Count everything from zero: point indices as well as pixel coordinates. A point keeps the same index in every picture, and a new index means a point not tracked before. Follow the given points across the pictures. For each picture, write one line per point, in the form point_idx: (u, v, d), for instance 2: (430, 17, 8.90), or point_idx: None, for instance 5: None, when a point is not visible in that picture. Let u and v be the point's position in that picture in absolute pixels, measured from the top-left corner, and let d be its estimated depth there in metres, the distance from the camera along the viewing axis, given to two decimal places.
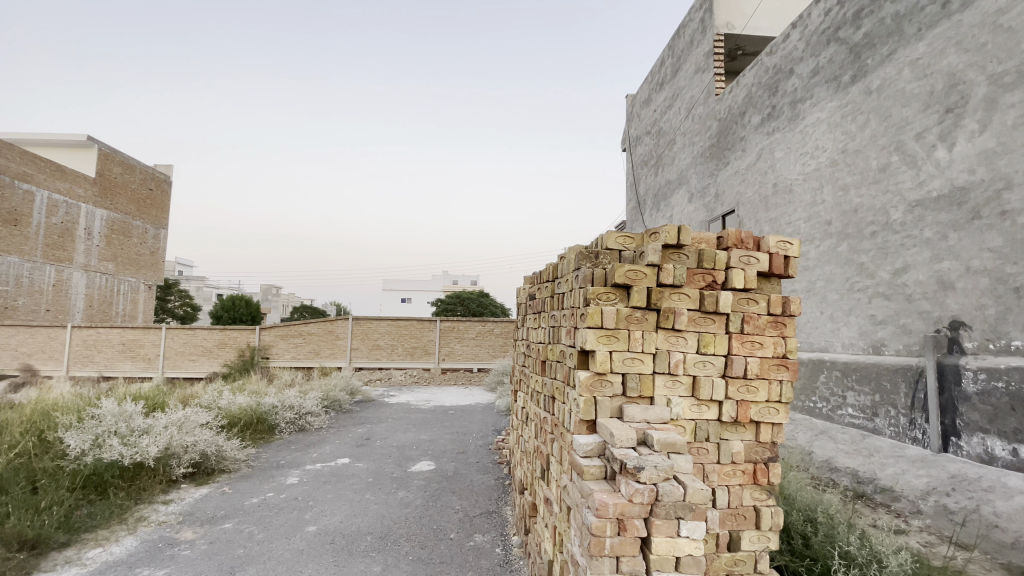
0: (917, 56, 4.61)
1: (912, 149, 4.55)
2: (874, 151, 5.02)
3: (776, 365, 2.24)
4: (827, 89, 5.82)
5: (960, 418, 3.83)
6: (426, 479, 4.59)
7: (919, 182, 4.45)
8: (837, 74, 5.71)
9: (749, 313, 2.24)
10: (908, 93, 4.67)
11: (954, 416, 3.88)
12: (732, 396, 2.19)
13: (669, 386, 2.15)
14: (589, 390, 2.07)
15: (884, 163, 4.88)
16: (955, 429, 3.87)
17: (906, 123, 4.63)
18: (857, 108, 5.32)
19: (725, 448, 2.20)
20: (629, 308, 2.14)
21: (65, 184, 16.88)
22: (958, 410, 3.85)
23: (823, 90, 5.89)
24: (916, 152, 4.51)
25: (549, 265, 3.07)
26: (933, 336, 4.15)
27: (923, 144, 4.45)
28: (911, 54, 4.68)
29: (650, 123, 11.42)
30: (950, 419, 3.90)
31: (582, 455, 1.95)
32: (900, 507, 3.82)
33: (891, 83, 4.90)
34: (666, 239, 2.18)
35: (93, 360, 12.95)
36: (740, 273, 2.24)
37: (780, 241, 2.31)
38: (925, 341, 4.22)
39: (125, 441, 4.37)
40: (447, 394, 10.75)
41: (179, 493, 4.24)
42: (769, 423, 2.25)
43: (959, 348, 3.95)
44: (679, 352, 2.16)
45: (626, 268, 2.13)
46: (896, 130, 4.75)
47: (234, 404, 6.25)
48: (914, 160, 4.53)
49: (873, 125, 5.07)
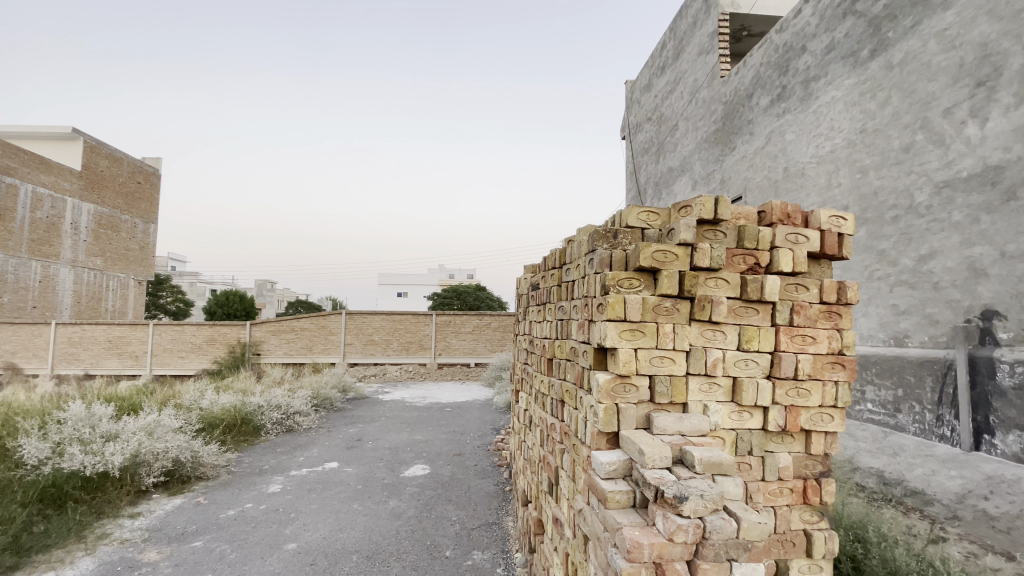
0: (944, 26, 4.23)
1: (939, 126, 4.18)
2: (895, 129, 4.64)
3: (831, 364, 1.88)
4: (843, 66, 5.43)
5: (994, 414, 3.44)
6: (421, 486, 4.23)
7: (947, 161, 4.07)
8: (854, 49, 5.32)
9: (799, 302, 1.87)
10: (934, 67, 4.29)
11: (987, 412, 3.49)
12: (780, 401, 1.83)
13: (704, 390, 1.79)
14: (610, 396, 1.70)
15: (907, 143, 4.50)
16: (989, 426, 3.47)
17: (932, 99, 4.25)
18: (877, 85, 4.94)
19: (770, 462, 1.85)
20: (657, 296, 1.77)
21: (49, 178, 16.34)
22: (992, 405, 3.46)
23: (839, 67, 5.50)
24: (943, 130, 4.13)
25: (554, 251, 2.70)
26: (963, 326, 3.79)
27: (951, 121, 4.08)
28: (937, 24, 4.30)
29: (650, 110, 11.04)
30: (984, 415, 3.51)
31: (604, 477, 1.58)
32: (933, 512, 3.61)
33: (915, 56, 4.52)
34: (701, 213, 1.82)
35: (78, 358, 12.50)
36: (788, 253, 1.88)
37: (832, 216, 1.95)
38: (954, 331, 3.90)
39: (88, 448, 3.99)
40: (444, 390, 10.40)
41: (148, 505, 3.87)
42: (822, 432, 1.90)
43: (993, 339, 3.57)
44: (717, 350, 1.80)
45: (652, 248, 1.75)
46: (921, 107, 4.37)
47: (216, 404, 5.87)
48: (941, 138, 4.15)
49: (895, 102, 4.69)
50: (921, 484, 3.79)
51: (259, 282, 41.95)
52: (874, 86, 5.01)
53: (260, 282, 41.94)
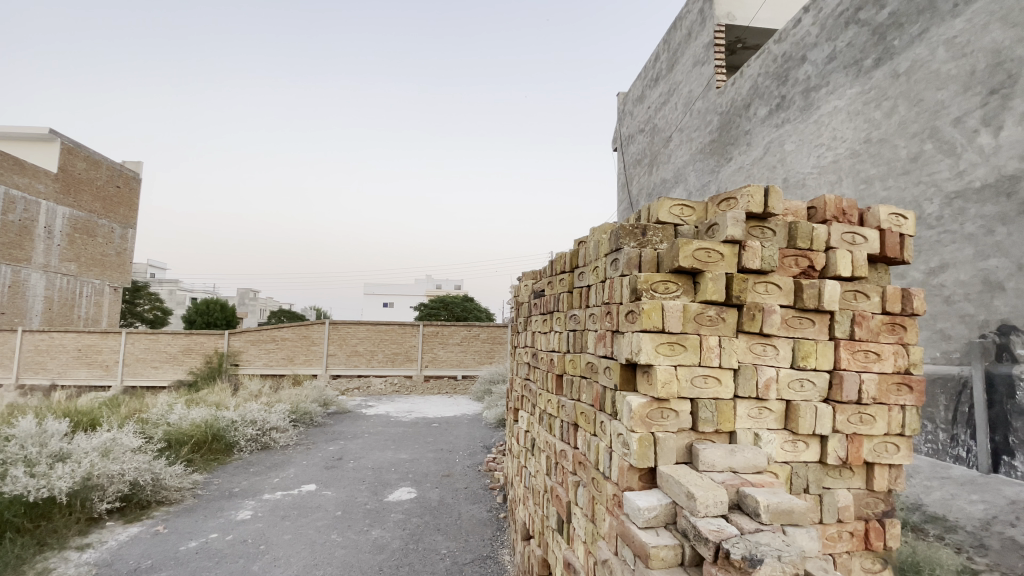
0: (954, 34, 3.82)
1: (949, 135, 3.72)
2: (901, 138, 4.16)
3: (897, 386, 1.61)
4: (846, 76, 4.98)
5: (1015, 434, 2.95)
6: (406, 513, 3.85)
7: (959, 172, 3.59)
8: (857, 58, 4.88)
9: (860, 312, 1.60)
10: (942, 76, 3.86)
11: (1007, 432, 3.00)
12: (841, 429, 1.55)
13: (753, 416, 1.50)
14: (646, 423, 1.40)
15: (915, 153, 4.01)
16: (1009, 447, 2.98)
17: (941, 108, 3.81)
18: (882, 94, 4.48)
19: (828, 500, 1.57)
20: (699, 302, 1.48)
21: (24, 179, 15.70)
22: (1012, 425, 2.96)
23: (841, 76, 5.04)
24: (953, 139, 3.67)
25: (563, 254, 2.41)
26: (977, 342, 3.29)
27: (962, 130, 3.62)
28: (946, 32, 3.88)
29: (644, 121, 10.84)
30: (1003, 436, 3.02)
31: (642, 526, 1.28)
32: (956, 539, 2.95)
33: (922, 65, 4.09)
34: (748, 206, 1.54)
35: (45, 367, 11.86)
36: (846, 256, 1.61)
37: (891, 213, 1.71)
38: (968, 348, 3.37)
39: (34, 470, 3.56)
40: (430, 404, 9.96)
41: (100, 535, 3.43)
42: (886, 465, 1.63)
43: (1010, 355, 3.08)
44: (769, 368, 1.51)
45: (694, 246, 1.47)
46: (929, 116, 3.92)
47: (186, 420, 5.43)
48: (952, 147, 3.69)
49: (901, 111, 4.22)
50: (941, 509, 3.16)
51: (242, 290, 40.87)
52: (877, 94, 4.57)
53: (242, 290, 40.84)
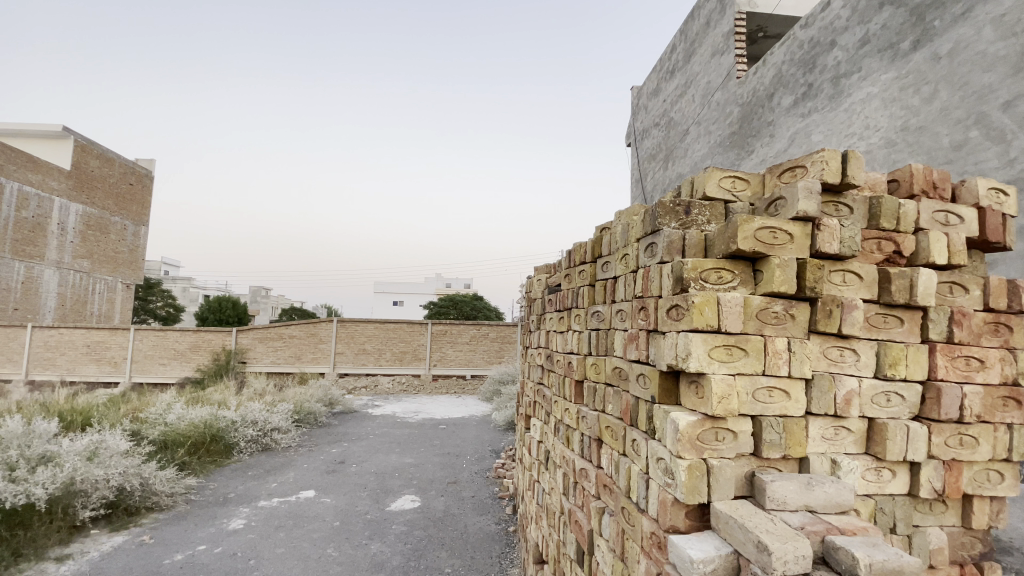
0: (1003, 10, 3.18)
1: (998, 122, 3.14)
2: (943, 125, 3.50)
3: (1003, 401, 1.31)
4: (880, 62, 4.11)
5: None
6: (409, 525, 3.57)
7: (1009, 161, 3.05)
8: (893, 42, 4.03)
9: (959, 309, 1.30)
10: (989, 57, 3.24)
11: None
12: (937, 455, 1.25)
13: (828, 438, 1.20)
14: (697, 447, 1.10)
15: (958, 141, 3.40)
16: None
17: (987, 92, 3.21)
18: (922, 81, 3.71)
19: (918, 542, 1.27)
20: (763, 295, 1.18)
21: (37, 176, 15.68)
22: None
23: (874, 61, 4.17)
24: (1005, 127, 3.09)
25: (582, 243, 2.12)
26: None
27: (1014, 115, 3.04)
28: (993, 8, 3.24)
29: (659, 115, 10.47)
30: None
31: None
32: None
33: (966, 48, 3.41)
34: (822, 174, 1.24)
35: (55, 363, 11.80)
36: (941, 239, 1.30)
37: (991, 188, 1.41)
38: None
39: (14, 474, 3.35)
40: (438, 404, 9.71)
41: (82, 545, 3.20)
42: (986, 498, 1.33)
43: None
44: (850, 379, 1.21)
45: (756, 224, 1.17)
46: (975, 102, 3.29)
47: (184, 420, 5.22)
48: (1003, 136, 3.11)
49: (943, 96, 3.54)
50: None
51: (253, 288, 40.98)
52: (916, 81, 3.80)
53: (254, 288, 40.95)
